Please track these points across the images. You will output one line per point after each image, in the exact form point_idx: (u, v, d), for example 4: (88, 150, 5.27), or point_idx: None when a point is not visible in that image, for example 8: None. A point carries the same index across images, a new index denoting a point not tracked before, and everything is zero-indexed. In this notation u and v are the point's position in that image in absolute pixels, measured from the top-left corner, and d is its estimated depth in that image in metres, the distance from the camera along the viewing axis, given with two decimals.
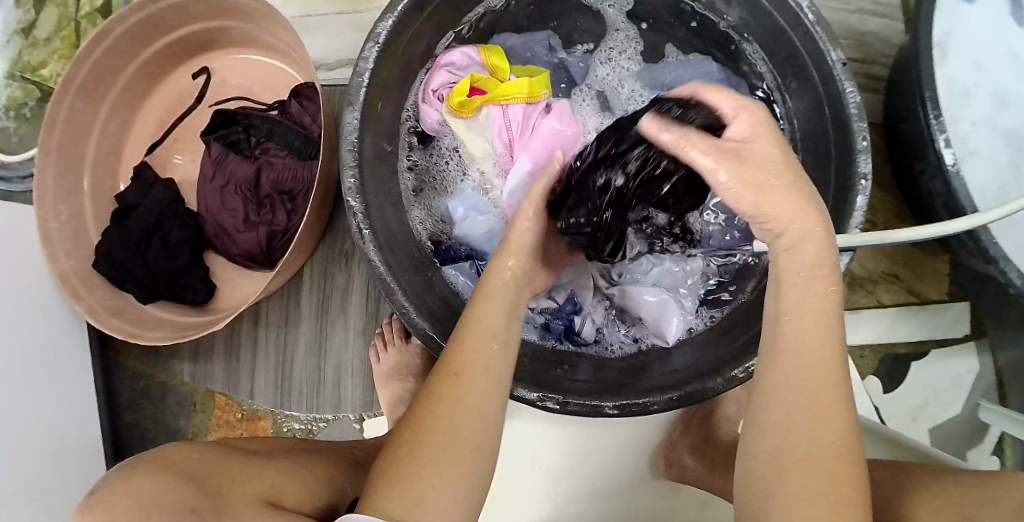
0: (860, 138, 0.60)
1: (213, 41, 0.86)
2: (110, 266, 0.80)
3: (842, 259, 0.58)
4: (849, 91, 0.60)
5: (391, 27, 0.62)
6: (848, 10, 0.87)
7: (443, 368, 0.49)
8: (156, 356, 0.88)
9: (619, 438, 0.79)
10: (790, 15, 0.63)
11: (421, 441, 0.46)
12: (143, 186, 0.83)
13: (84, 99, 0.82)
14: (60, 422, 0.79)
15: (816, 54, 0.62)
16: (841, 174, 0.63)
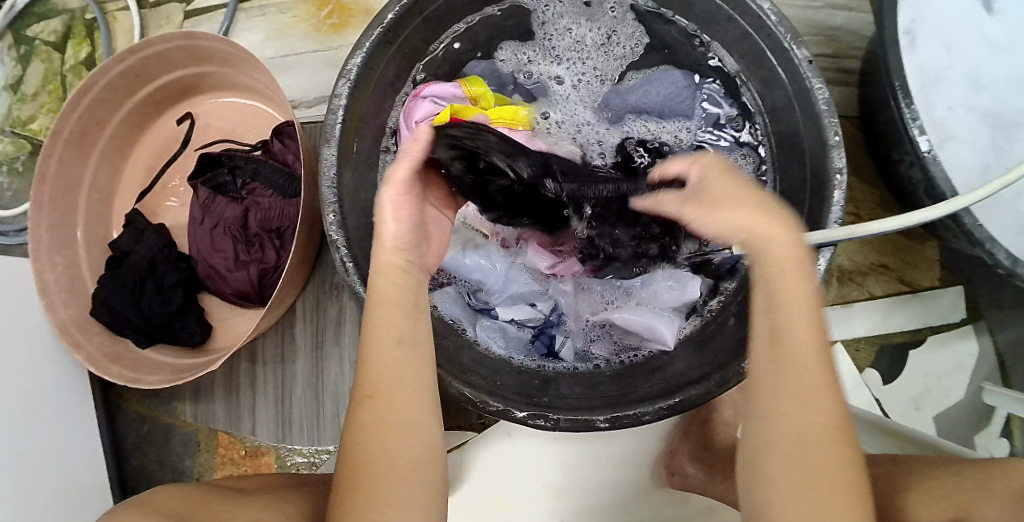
0: (832, 133, 0.60)
1: (195, 86, 0.88)
2: (108, 313, 0.82)
3: (822, 256, 0.59)
4: (816, 88, 0.61)
5: (361, 62, 0.64)
6: (815, 6, 0.88)
7: (356, 393, 0.49)
8: (159, 398, 0.89)
9: (616, 452, 0.80)
10: (751, 17, 0.64)
11: (360, 476, 0.47)
12: (135, 233, 0.85)
13: (72, 151, 0.83)
14: (67, 470, 0.80)
15: (781, 54, 0.63)
16: (815, 170, 0.63)
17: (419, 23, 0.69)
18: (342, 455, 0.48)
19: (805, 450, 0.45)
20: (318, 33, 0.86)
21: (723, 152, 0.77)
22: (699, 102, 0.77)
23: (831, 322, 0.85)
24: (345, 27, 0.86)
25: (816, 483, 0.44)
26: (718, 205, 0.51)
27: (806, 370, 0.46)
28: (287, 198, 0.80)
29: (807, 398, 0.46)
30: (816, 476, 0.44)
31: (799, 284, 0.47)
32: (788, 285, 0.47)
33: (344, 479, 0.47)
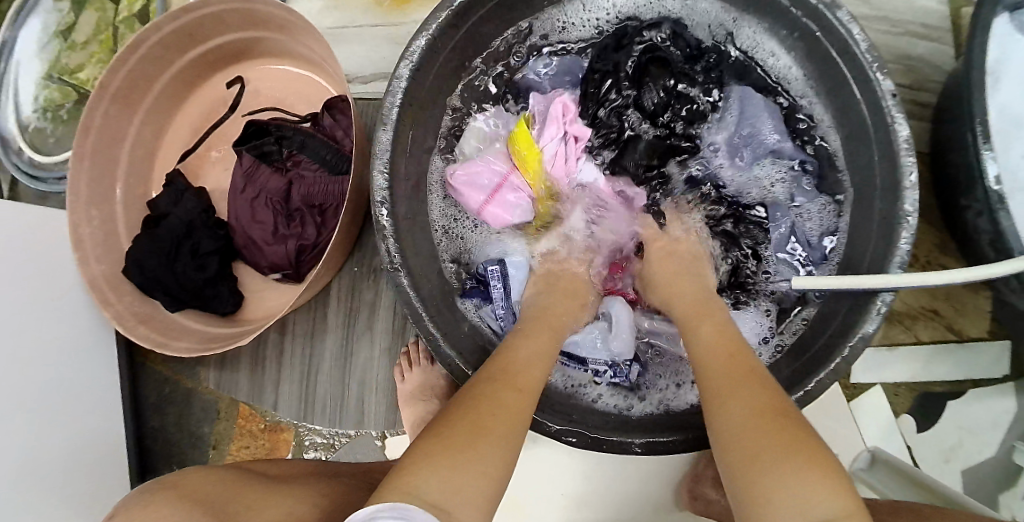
0: (908, 174, 0.57)
1: (248, 50, 0.86)
2: (141, 274, 0.81)
3: (882, 299, 0.57)
4: (898, 123, 0.58)
5: (425, 44, 0.61)
6: (897, 32, 0.85)
7: (507, 380, 0.49)
8: (182, 362, 0.89)
9: (639, 469, 0.78)
10: (838, 43, 0.61)
11: (480, 437, 0.43)
12: (175, 194, 0.84)
13: (119, 105, 0.82)
14: (87, 424, 0.80)
15: (864, 82, 0.60)
16: (886, 209, 0.61)
17: (488, 11, 0.67)
18: (451, 412, 0.45)
19: (754, 432, 0.42)
20: (381, 8, 0.84)
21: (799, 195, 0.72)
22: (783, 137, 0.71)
23: (872, 362, 0.83)
24: (408, 5, 0.83)
25: (776, 450, 0.41)
26: (657, 286, 0.66)
27: (714, 373, 0.49)
28: (332, 175, 0.78)
29: (727, 388, 0.47)
30: (750, 432, 0.43)
31: (703, 323, 0.56)
32: (695, 325, 0.57)
33: (461, 424, 0.43)
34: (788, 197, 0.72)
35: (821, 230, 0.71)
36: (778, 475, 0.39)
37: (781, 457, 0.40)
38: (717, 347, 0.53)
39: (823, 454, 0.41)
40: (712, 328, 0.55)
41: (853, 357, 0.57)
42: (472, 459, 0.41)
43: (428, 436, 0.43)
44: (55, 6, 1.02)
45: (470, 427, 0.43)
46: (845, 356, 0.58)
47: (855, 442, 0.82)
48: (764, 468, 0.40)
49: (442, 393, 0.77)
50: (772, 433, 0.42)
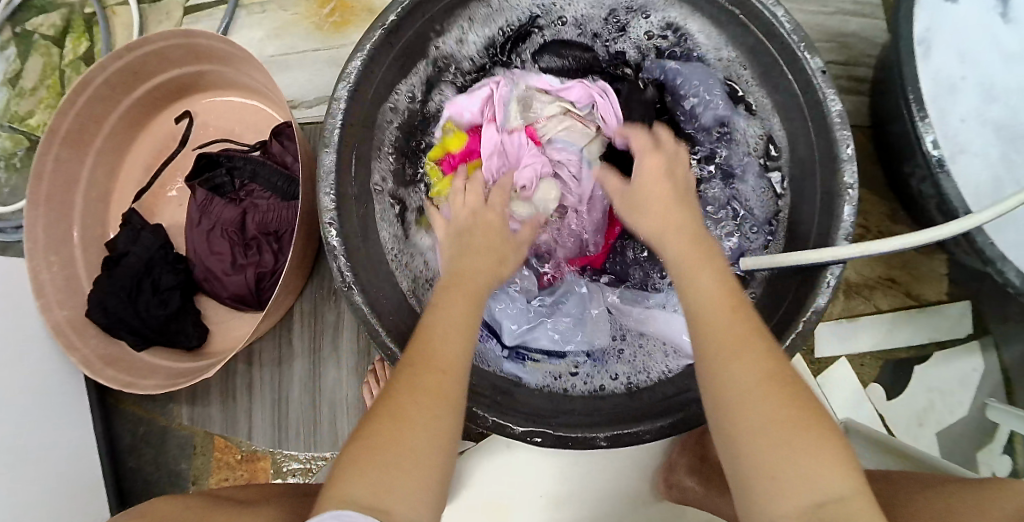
0: (844, 147, 0.59)
1: (193, 84, 0.87)
2: (105, 315, 0.81)
3: (831, 271, 0.58)
4: (831, 98, 0.59)
5: (361, 65, 0.63)
6: (827, 12, 0.86)
7: (426, 361, 0.48)
8: (154, 400, 0.89)
9: (615, 464, 0.78)
10: (764, 25, 0.63)
11: (404, 432, 0.44)
12: (132, 233, 0.84)
13: (68, 149, 0.82)
14: (62, 471, 0.80)
15: (793, 62, 0.62)
16: (826, 183, 0.62)
17: (421, 25, 0.67)
18: (380, 410, 0.46)
19: (776, 416, 0.42)
20: (321, 31, 0.85)
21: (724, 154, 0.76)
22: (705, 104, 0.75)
23: (835, 334, 0.84)
24: (347, 26, 0.84)
25: (801, 438, 0.41)
26: (644, 212, 0.57)
27: (719, 330, 0.46)
28: (285, 201, 0.79)
29: (730, 352, 0.44)
30: (776, 422, 0.42)
31: (702, 271, 0.50)
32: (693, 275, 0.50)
33: (382, 429, 0.45)
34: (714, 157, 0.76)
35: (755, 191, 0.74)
36: (799, 460, 0.40)
37: (806, 443, 0.41)
38: (715, 295, 0.48)
39: (831, 433, 0.42)
40: (706, 265, 0.50)
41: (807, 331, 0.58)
42: (390, 464, 0.43)
43: (357, 444, 0.46)
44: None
45: (388, 421, 0.45)
46: (800, 332, 0.58)
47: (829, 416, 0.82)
48: (793, 466, 0.40)
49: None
50: (792, 410, 0.42)
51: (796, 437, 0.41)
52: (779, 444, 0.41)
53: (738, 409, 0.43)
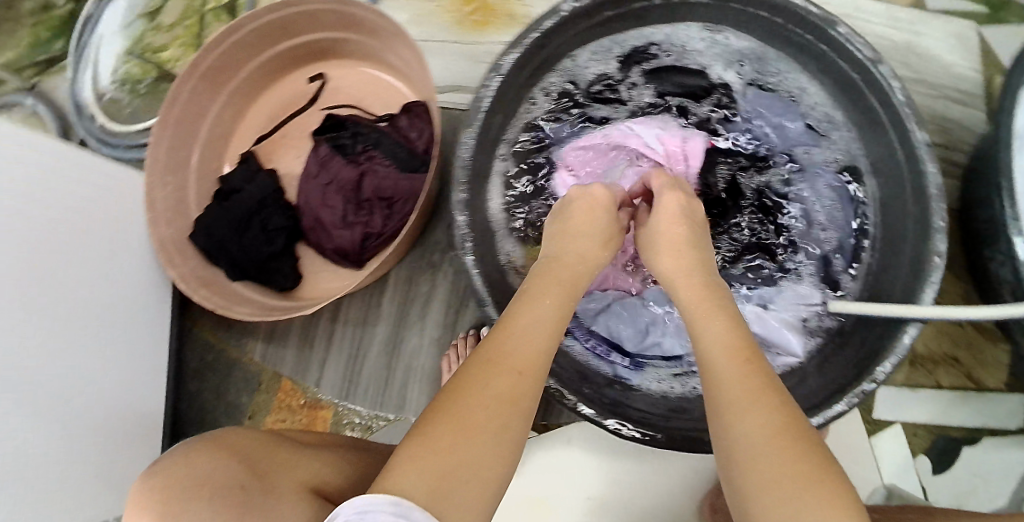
0: (937, 218, 0.63)
1: (332, 51, 0.92)
2: (207, 240, 0.86)
3: (910, 330, 0.62)
4: (929, 171, 0.64)
5: (514, 59, 0.69)
6: (933, 95, 0.91)
7: (502, 364, 0.48)
8: (232, 331, 0.94)
9: (665, 481, 0.81)
10: (880, 93, 0.68)
11: (467, 439, 0.44)
12: (248, 172, 0.89)
13: (206, 84, 0.88)
14: (127, 377, 0.83)
15: (902, 131, 0.67)
16: (915, 248, 0.66)
17: (568, 37, 0.75)
18: (441, 411, 0.45)
19: (771, 453, 0.43)
20: (458, 28, 0.90)
21: (823, 197, 0.79)
22: (810, 146, 0.80)
23: (893, 400, 0.87)
24: (486, 27, 0.90)
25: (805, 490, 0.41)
26: (660, 255, 0.62)
27: (732, 388, 0.47)
28: (403, 170, 0.83)
29: (744, 406, 0.46)
30: (780, 472, 0.42)
31: (712, 318, 0.53)
32: (703, 322, 0.53)
33: (441, 430, 0.44)
34: (812, 198, 0.79)
35: (846, 239, 0.77)
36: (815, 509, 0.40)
37: (819, 499, 0.41)
38: (724, 345, 0.50)
39: (839, 483, 0.42)
40: (720, 312, 0.53)
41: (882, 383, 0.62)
42: (444, 461, 0.42)
43: (414, 436, 0.45)
44: None
45: (460, 427, 0.44)
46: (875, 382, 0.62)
47: (872, 477, 0.85)
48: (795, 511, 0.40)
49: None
50: (796, 453, 0.43)
51: (809, 495, 0.41)
52: (778, 484, 0.42)
53: (741, 444, 0.44)
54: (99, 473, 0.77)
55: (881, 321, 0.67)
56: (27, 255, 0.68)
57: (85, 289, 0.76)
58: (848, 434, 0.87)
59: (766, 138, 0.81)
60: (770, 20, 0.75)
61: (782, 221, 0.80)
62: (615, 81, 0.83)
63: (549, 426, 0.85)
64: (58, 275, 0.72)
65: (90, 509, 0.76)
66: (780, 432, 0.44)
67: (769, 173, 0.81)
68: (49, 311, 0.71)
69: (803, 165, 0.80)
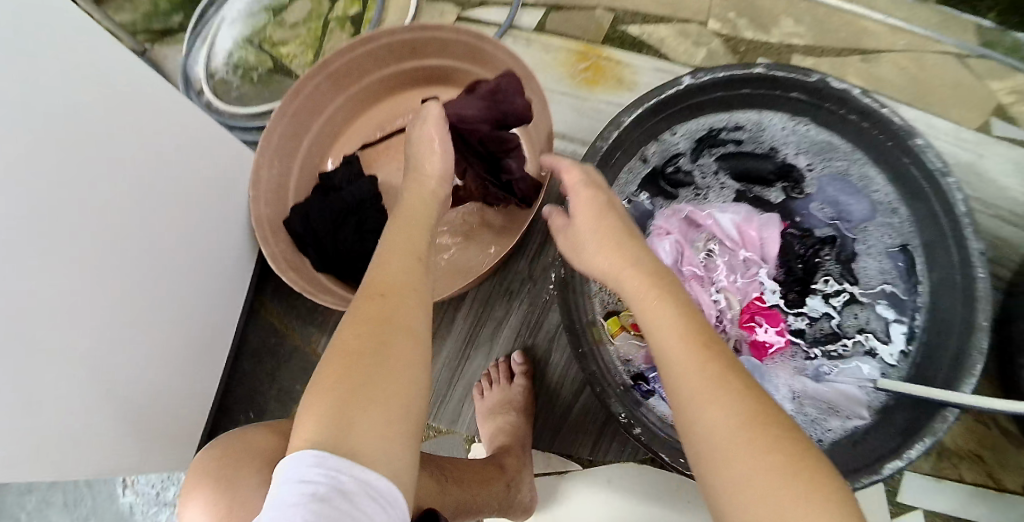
0: (982, 317, 0.70)
1: (451, 78, 1.01)
2: (303, 226, 0.94)
3: (948, 413, 0.67)
4: (980, 275, 0.71)
5: (628, 121, 0.78)
6: None
7: (371, 289, 0.54)
8: (300, 317, 1.01)
9: None
10: (945, 203, 0.74)
11: (359, 379, 0.48)
12: (351, 172, 0.97)
13: (331, 82, 0.98)
14: (198, 338, 0.90)
15: (958, 239, 0.73)
16: (960, 345, 0.72)
17: (675, 109, 0.83)
18: (339, 351, 0.50)
19: (742, 442, 0.46)
20: (572, 81, 1.02)
21: (887, 276, 0.87)
22: (876, 230, 0.88)
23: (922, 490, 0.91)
24: (595, 85, 1.02)
25: (784, 487, 0.44)
26: (588, 250, 0.66)
27: (691, 377, 0.51)
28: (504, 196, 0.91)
29: (704, 397, 0.49)
30: (765, 467, 0.45)
31: (662, 305, 0.56)
32: (655, 307, 0.57)
33: (339, 374, 0.48)
34: (875, 276, 0.88)
35: (898, 319, 0.85)
36: (777, 493, 0.44)
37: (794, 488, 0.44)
38: (683, 329, 0.54)
39: (825, 473, 0.45)
40: (654, 299, 0.57)
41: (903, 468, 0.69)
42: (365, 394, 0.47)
43: (325, 384, 0.48)
44: None
45: (353, 369, 0.48)
46: (898, 466, 0.69)
47: None
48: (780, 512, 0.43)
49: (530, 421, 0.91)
50: (780, 452, 0.45)
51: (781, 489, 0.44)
52: (769, 479, 0.44)
53: (708, 431, 0.48)
54: (148, 415, 0.83)
55: (920, 404, 0.72)
56: (145, 206, 0.75)
57: (182, 248, 0.83)
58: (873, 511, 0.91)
59: (835, 219, 0.91)
60: (857, 124, 0.80)
61: (844, 292, 0.89)
62: (702, 157, 0.93)
63: (594, 463, 0.93)
64: (165, 229, 0.79)
65: (135, 449, 0.82)
66: (757, 421, 0.47)
67: (834, 247, 0.91)
68: (152, 262, 0.78)
69: (870, 246, 0.89)
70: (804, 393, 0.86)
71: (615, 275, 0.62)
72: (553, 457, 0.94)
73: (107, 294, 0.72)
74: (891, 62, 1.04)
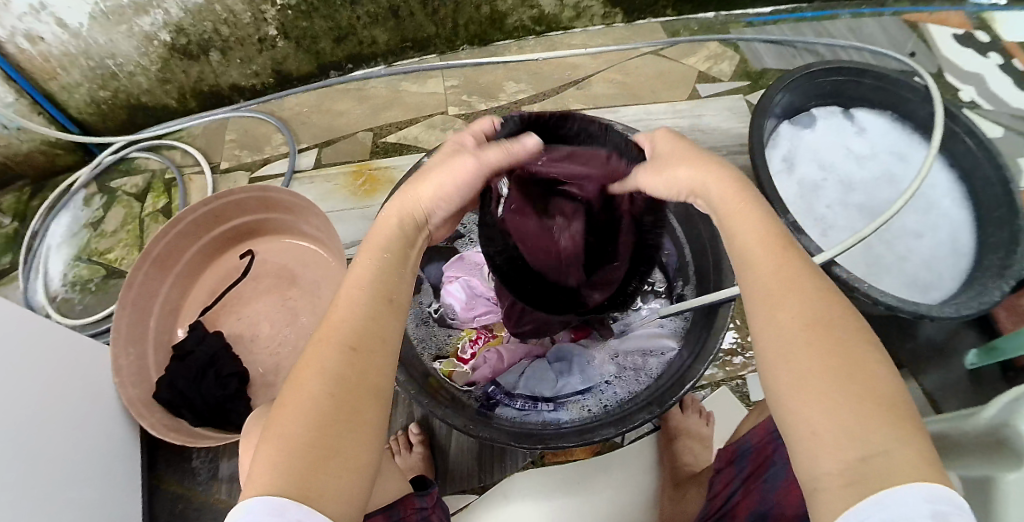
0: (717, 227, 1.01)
1: (259, 229, 1.23)
2: (171, 393, 1.05)
3: (730, 305, 0.97)
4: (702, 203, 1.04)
5: None
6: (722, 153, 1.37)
7: (355, 347, 0.59)
8: (198, 479, 1.17)
9: (596, 507, 1.09)
10: None
11: (340, 436, 0.55)
12: (198, 336, 1.13)
13: (156, 268, 1.14)
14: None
15: None
16: (714, 255, 1.03)
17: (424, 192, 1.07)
18: (311, 411, 0.55)
19: (826, 362, 0.54)
20: (355, 197, 1.30)
21: None
22: None
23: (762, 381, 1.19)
24: (373, 194, 1.30)
25: (860, 405, 0.52)
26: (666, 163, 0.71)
27: (776, 293, 0.59)
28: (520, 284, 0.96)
29: (780, 312, 0.57)
30: (839, 387, 0.53)
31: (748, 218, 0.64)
32: (740, 222, 0.64)
33: (317, 449, 0.54)
34: None
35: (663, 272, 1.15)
36: (852, 418, 0.52)
37: (858, 412, 0.52)
38: (772, 267, 0.61)
39: (901, 403, 0.53)
40: (742, 205, 0.64)
41: (707, 359, 0.95)
42: (339, 460, 0.55)
43: (301, 454, 0.54)
44: (94, 205, 1.39)
45: (337, 428, 0.55)
46: (707, 360, 0.95)
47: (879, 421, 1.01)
48: (846, 423, 0.52)
49: (430, 471, 1.09)
50: (826, 361, 0.54)
51: (830, 393, 0.53)
52: (827, 400, 0.53)
53: (781, 343, 0.56)
54: None
55: (706, 309, 1.02)
56: (22, 430, 0.90)
57: (66, 454, 0.97)
58: (721, 410, 1.18)
59: None
60: None
61: None
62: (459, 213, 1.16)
63: (488, 486, 1.10)
64: (46, 442, 0.94)
65: None
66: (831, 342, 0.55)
67: None
68: (25, 473, 0.89)
69: None
70: (618, 352, 1.11)
71: (699, 186, 0.68)
72: (452, 497, 1.09)
73: (9, 511, 0.85)
74: (602, 80, 1.45)
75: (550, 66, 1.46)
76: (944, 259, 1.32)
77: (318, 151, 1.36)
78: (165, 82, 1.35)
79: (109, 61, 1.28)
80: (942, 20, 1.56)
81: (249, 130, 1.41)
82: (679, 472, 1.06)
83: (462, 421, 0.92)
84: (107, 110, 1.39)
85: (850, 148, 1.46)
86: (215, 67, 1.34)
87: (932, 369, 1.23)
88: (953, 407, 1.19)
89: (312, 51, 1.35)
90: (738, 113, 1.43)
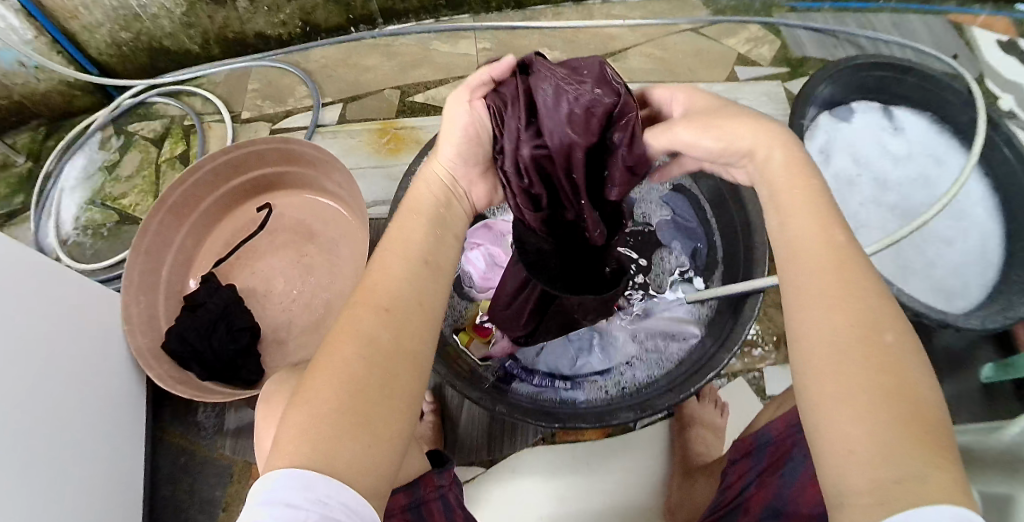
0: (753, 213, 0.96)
1: (279, 183, 1.20)
2: (180, 344, 1.03)
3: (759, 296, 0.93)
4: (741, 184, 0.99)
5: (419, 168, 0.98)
6: None
7: (388, 313, 0.56)
8: (201, 432, 1.16)
9: (600, 488, 1.07)
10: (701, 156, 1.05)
11: (368, 401, 0.52)
12: (211, 288, 1.10)
13: (172, 216, 1.11)
14: (96, 473, 0.98)
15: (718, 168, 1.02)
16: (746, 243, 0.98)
17: None
18: (345, 372, 0.52)
19: (863, 359, 0.49)
20: (379, 155, 1.27)
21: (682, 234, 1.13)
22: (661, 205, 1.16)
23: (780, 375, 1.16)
24: (398, 153, 1.27)
25: (894, 404, 0.47)
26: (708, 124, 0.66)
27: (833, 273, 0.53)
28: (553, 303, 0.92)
29: (819, 296, 0.52)
30: (873, 385, 0.48)
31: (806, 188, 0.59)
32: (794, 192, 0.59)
33: (345, 412, 0.51)
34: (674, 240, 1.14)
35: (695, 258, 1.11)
36: (886, 419, 0.46)
37: (889, 408, 0.47)
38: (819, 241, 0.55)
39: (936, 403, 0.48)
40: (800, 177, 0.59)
41: (731, 351, 0.91)
42: (365, 424, 0.51)
43: (324, 417, 0.50)
44: (109, 150, 1.36)
45: (365, 392, 0.52)
46: (731, 352, 0.91)
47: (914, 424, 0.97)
48: (879, 423, 0.47)
49: (438, 440, 1.07)
50: (857, 356, 0.49)
51: (862, 391, 0.48)
52: (860, 397, 0.48)
53: (814, 333, 0.51)
54: None
55: (735, 297, 0.98)
56: (28, 371, 0.88)
57: (72, 398, 0.96)
58: (736, 400, 1.15)
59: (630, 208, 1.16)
60: None
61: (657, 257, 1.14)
62: None
63: (496, 460, 1.08)
64: (53, 384, 0.92)
65: None
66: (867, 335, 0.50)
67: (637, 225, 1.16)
68: (29, 414, 0.87)
69: (660, 218, 1.16)
70: (640, 335, 1.08)
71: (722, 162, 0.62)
72: (459, 468, 1.08)
73: (12, 453, 0.83)
74: (638, 54, 1.41)
75: (586, 35, 1.41)
76: (972, 268, 1.27)
77: (343, 106, 1.33)
78: (188, 26, 1.31)
79: (133, 1, 1.24)
80: (988, 22, 1.50)
81: (272, 81, 1.37)
82: (691, 461, 1.03)
83: (477, 394, 0.90)
84: (129, 52, 1.35)
85: (887, 144, 1.41)
86: (241, 14, 1.30)
87: (953, 374, 1.19)
88: (969, 418, 1.16)
89: (342, 3, 1.31)
90: (776, 98, 1.38)
